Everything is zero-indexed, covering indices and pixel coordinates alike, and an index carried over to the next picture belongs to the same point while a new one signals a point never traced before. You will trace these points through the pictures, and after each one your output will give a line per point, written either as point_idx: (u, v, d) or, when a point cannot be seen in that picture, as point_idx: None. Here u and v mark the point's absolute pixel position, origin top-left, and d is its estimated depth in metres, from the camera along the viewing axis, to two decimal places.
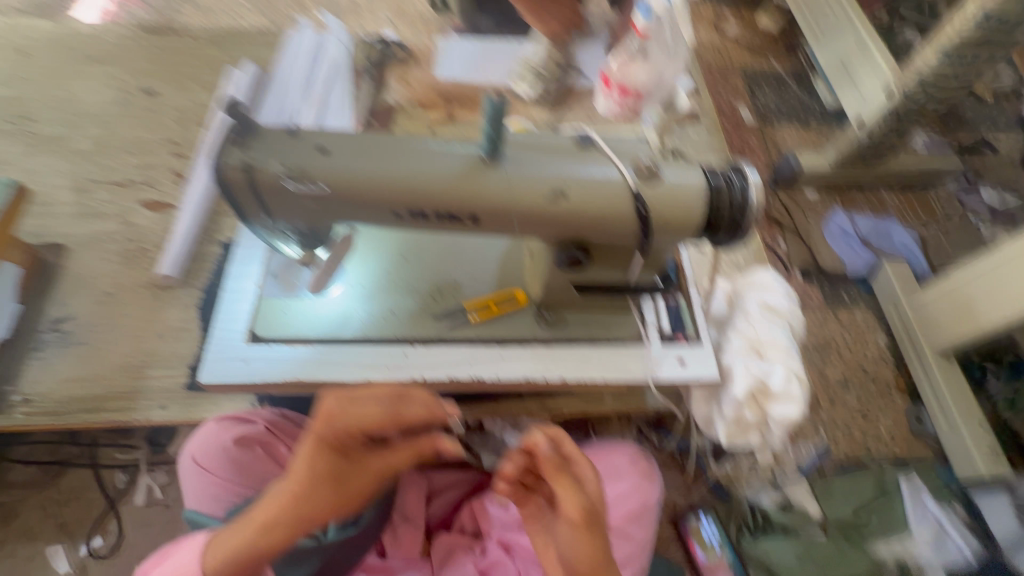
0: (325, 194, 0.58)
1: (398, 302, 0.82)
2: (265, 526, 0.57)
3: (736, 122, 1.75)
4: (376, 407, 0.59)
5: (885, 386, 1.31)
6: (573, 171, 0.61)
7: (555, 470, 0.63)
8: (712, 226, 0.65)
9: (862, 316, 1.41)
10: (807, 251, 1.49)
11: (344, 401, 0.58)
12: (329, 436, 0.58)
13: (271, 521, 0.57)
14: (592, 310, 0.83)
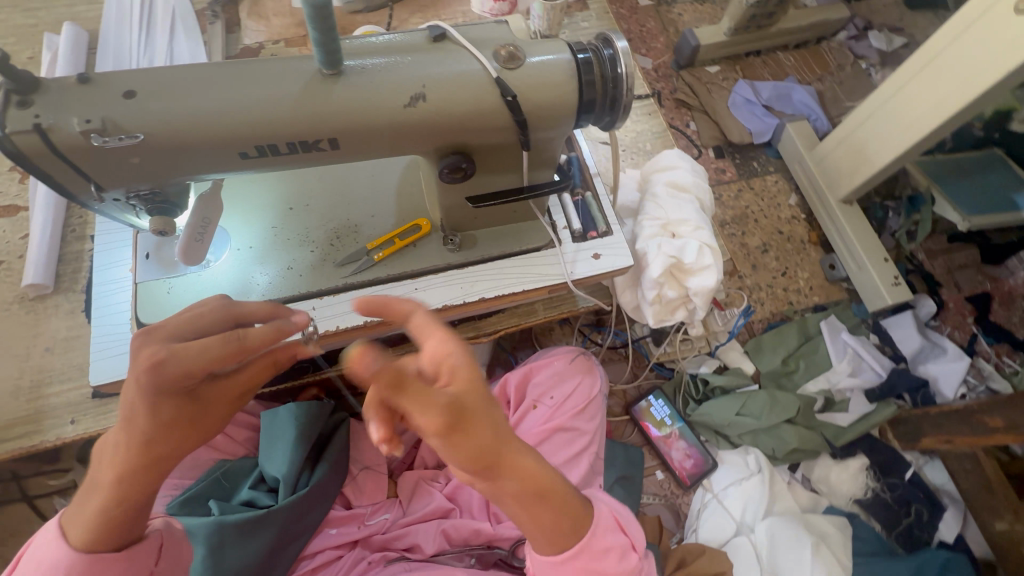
0: (147, 145, 0.51)
1: (294, 257, 0.77)
2: (121, 482, 0.49)
3: (632, 7, 1.68)
4: (214, 350, 0.50)
5: (800, 243, 1.39)
6: (428, 69, 0.55)
7: (382, 409, 0.41)
8: (589, 107, 0.61)
9: (773, 181, 1.46)
10: (715, 128, 1.50)
11: (168, 350, 0.48)
12: (160, 388, 0.48)
13: (127, 474, 0.49)
14: (499, 224, 0.80)
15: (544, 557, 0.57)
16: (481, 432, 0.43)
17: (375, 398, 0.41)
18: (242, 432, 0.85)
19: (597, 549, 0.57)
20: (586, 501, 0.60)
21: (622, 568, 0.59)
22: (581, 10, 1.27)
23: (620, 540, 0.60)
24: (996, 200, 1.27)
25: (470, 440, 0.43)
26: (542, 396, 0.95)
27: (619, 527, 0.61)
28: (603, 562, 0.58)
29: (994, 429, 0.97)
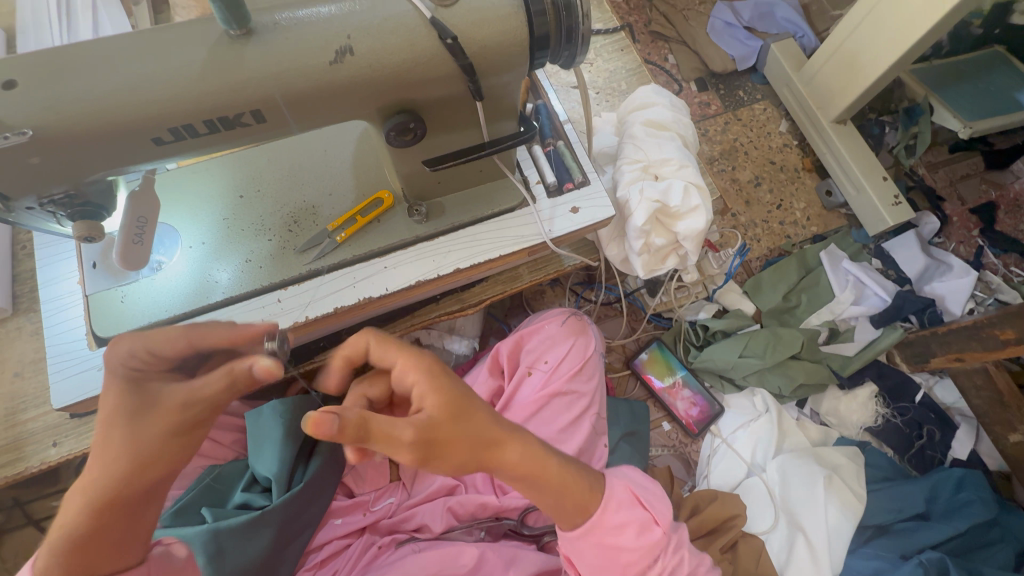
0: (45, 143, 0.45)
1: (252, 248, 0.72)
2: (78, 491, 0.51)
3: None
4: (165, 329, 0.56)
5: (794, 172, 1.32)
6: (353, 18, 0.48)
7: (363, 432, 0.45)
8: (544, 43, 0.55)
9: (761, 109, 1.38)
10: (696, 59, 1.40)
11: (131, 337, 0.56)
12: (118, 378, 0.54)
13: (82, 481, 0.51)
14: (467, 187, 0.74)
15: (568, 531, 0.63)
16: (463, 441, 0.50)
17: (360, 419, 0.44)
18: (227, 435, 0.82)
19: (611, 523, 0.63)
20: (598, 478, 0.65)
21: (640, 543, 0.64)
22: None
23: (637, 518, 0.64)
24: (1001, 104, 1.19)
25: (458, 450, 0.50)
26: (535, 362, 0.92)
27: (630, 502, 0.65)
28: (621, 536, 0.64)
29: (1007, 342, 0.93)
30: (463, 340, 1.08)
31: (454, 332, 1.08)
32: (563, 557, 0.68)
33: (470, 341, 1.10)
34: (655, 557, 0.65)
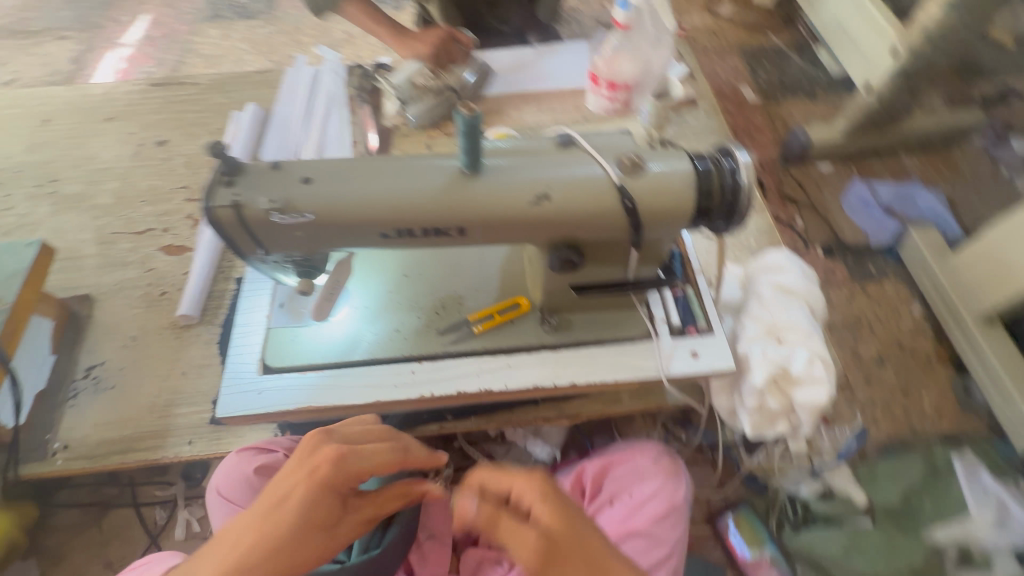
0: (315, 223, 0.59)
1: (402, 320, 0.83)
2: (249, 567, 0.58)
3: (739, 103, 1.72)
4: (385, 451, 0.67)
5: (925, 359, 1.24)
6: (554, 171, 0.60)
7: (493, 523, 0.62)
8: (705, 213, 0.62)
9: (892, 287, 1.35)
10: (826, 226, 1.43)
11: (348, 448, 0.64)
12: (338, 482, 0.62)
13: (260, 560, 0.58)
14: (598, 310, 0.81)
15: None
16: (575, 557, 0.59)
17: (490, 511, 0.63)
18: None
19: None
20: None
21: None
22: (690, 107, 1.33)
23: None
24: None
25: (575, 562, 0.59)
26: (618, 493, 0.91)
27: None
28: None
29: None
30: (546, 446, 1.11)
31: (538, 435, 1.10)
32: None
33: (552, 448, 1.11)
34: None
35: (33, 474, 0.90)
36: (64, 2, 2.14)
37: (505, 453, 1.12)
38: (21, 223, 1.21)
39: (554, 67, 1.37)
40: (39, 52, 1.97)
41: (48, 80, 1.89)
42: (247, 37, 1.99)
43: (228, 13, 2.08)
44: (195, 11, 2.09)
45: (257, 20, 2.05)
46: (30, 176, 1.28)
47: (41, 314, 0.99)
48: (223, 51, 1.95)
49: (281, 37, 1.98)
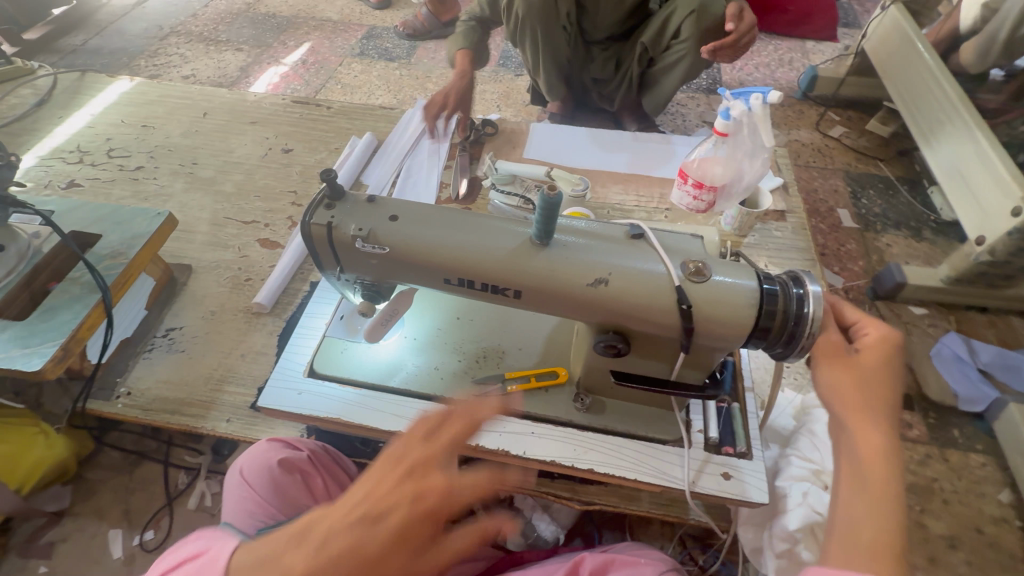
0: (388, 256, 0.65)
1: (443, 360, 0.86)
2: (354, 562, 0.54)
3: (833, 224, 1.67)
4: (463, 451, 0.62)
5: (1008, 558, 1.07)
6: (618, 260, 0.62)
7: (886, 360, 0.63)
8: (763, 334, 0.61)
9: (977, 463, 1.19)
10: (909, 374, 1.31)
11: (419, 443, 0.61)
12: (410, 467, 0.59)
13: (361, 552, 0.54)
14: (633, 401, 0.79)
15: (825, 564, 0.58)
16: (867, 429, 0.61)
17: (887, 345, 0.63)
18: (336, 492, 0.88)
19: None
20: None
21: None
22: (777, 220, 1.31)
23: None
24: None
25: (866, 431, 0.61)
26: None
27: None
28: None
29: None
30: (551, 523, 1.07)
31: (547, 510, 1.09)
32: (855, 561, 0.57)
33: (558, 527, 1.08)
34: None
35: (95, 410, 0.99)
36: (249, 22, 2.56)
37: (509, 519, 1.09)
38: (158, 192, 1.41)
39: (646, 156, 1.43)
40: (217, 57, 2.35)
41: (216, 80, 2.23)
42: (383, 76, 2.26)
43: (372, 54, 2.38)
44: (346, 47, 2.42)
45: (394, 63, 2.33)
46: (177, 156, 1.50)
47: (148, 274, 1.13)
48: (359, 82, 2.23)
49: (410, 80, 2.24)
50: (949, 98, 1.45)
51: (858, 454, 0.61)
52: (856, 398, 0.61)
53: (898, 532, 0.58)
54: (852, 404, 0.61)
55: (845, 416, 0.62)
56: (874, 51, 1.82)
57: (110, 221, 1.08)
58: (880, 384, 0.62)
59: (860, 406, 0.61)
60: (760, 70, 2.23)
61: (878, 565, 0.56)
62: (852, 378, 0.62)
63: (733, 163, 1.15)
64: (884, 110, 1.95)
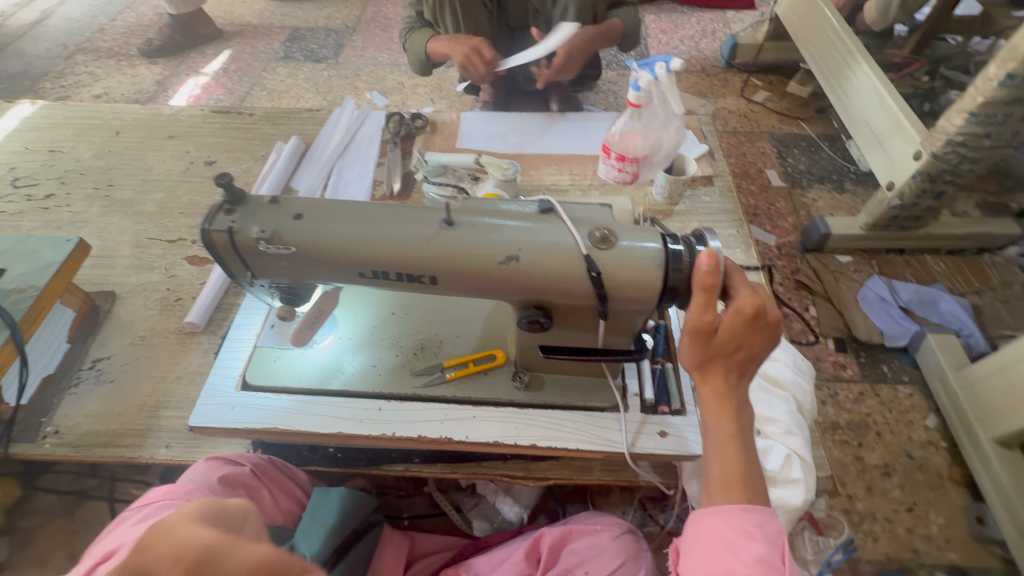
0: (295, 255, 0.64)
1: (381, 356, 0.85)
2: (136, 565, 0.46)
3: (763, 185, 1.74)
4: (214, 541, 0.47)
5: (936, 477, 1.16)
6: (528, 235, 0.62)
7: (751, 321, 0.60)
8: (673, 293, 0.63)
9: (906, 393, 1.28)
10: (839, 319, 1.39)
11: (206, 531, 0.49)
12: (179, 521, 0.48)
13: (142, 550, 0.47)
14: (570, 374, 0.81)
15: (705, 508, 0.61)
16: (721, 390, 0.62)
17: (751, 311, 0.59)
18: (286, 502, 0.88)
19: (754, 524, 0.57)
20: (744, 511, 0.58)
21: (762, 560, 0.55)
22: (704, 185, 1.36)
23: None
24: None
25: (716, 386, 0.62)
26: (575, 566, 0.86)
27: (771, 534, 0.57)
28: (748, 544, 0.56)
29: None
30: (514, 505, 1.09)
31: (509, 493, 1.09)
32: (721, 516, 0.58)
33: (521, 508, 1.09)
34: (754, 537, 0.56)
35: (19, 454, 0.94)
36: None
37: (473, 506, 1.11)
38: (72, 219, 1.33)
39: (574, 135, 1.44)
40: (130, 72, 2.23)
41: (131, 97, 2.12)
42: (310, 78, 2.20)
43: (297, 56, 2.31)
44: (269, 51, 2.33)
45: (321, 64, 2.27)
46: (91, 179, 1.42)
47: (65, 305, 1.07)
48: (285, 87, 2.16)
49: (339, 80, 2.18)
50: (853, 54, 1.53)
51: (736, 407, 0.62)
52: (748, 352, 0.61)
53: (751, 472, 0.60)
54: (742, 361, 0.62)
55: (697, 373, 0.64)
56: (786, 16, 1.90)
57: (14, 252, 1.02)
58: (740, 348, 0.61)
59: (747, 363, 0.62)
60: (684, 43, 2.29)
61: (730, 495, 0.59)
62: (758, 341, 0.61)
63: (652, 132, 1.20)
64: (801, 72, 2.04)
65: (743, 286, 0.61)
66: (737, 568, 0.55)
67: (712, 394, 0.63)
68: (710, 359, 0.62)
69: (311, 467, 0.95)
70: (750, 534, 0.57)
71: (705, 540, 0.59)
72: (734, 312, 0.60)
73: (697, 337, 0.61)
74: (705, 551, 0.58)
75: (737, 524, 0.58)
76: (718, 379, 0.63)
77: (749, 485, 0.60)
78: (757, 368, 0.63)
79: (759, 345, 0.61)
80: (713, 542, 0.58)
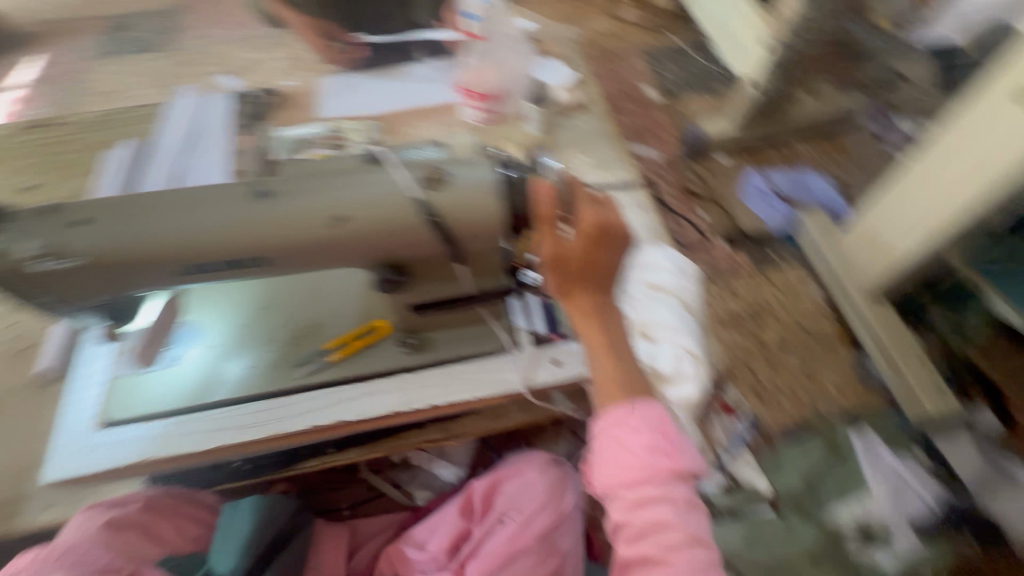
0: (92, 266, 0.56)
1: (255, 355, 0.79)
2: None
3: (642, 102, 1.74)
4: None
5: (826, 340, 1.26)
6: (354, 192, 0.58)
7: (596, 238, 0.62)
8: (521, 223, 0.62)
9: (793, 272, 1.37)
10: (727, 217, 1.45)
11: None
12: None
13: None
14: (455, 325, 0.78)
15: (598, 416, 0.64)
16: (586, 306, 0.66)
17: (594, 228, 0.61)
18: (192, 529, 0.85)
19: (640, 418, 0.61)
20: (624, 409, 0.62)
21: (646, 448, 0.60)
22: (578, 111, 1.34)
23: (685, 486, 0.59)
24: None
25: (581, 304, 0.66)
26: (508, 509, 0.88)
27: (653, 421, 0.62)
28: (632, 437, 0.60)
29: None
30: (452, 466, 1.09)
31: (444, 457, 1.08)
32: (606, 419, 0.62)
33: (457, 468, 1.09)
34: (637, 429, 0.61)
35: None
36: None
37: (411, 479, 1.09)
38: None
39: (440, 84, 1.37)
40: None
41: None
42: (143, 71, 1.92)
43: (122, 48, 2.00)
44: (86, 48, 2.01)
45: (153, 53, 1.98)
46: None
47: None
48: (115, 86, 1.88)
49: (177, 67, 1.92)
50: None
51: (603, 319, 0.66)
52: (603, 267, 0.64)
53: (626, 373, 0.65)
54: (600, 276, 0.65)
55: (561, 297, 0.66)
56: None
57: None
58: (592, 264, 0.63)
59: (604, 276, 0.65)
60: None
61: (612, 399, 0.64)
62: (608, 253, 0.64)
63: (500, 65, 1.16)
64: None
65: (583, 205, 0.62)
66: (630, 461, 0.59)
67: (580, 313, 0.66)
68: (570, 281, 0.65)
69: (216, 486, 0.91)
70: (637, 429, 0.61)
71: (602, 445, 0.62)
72: (580, 233, 0.61)
73: (553, 264, 0.63)
74: (604, 455, 0.61)
75: (625, 423, 0.61)
76: (581, 296, 0.66)
77: (629, 383, 0.65)
78: (613, 277, 0.66)
79: (609, 257, 0.64)
80: (606, 446, 0.61)
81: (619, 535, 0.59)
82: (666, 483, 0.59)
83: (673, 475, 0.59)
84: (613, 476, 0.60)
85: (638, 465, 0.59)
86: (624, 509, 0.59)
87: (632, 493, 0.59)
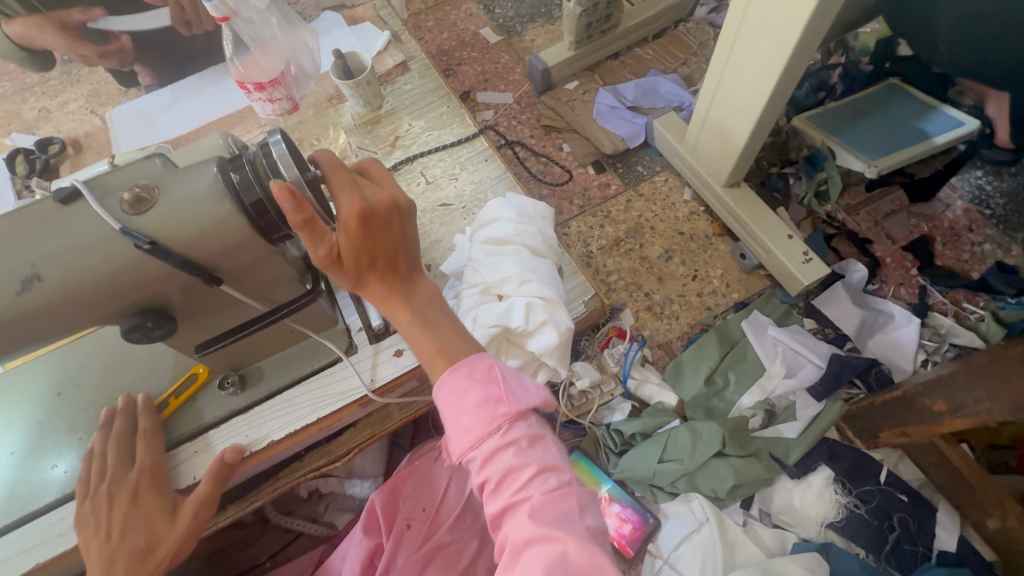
0: None
1: (62, 449, 0.69)
2: None
3: (483, 47, 1.63)
4: None
5: (705, 239, 1.27)
6: (45, 243, 0.48)
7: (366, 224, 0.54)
8: (271, 222, 0.53)
9: (662, 181, 1.36)
10: (588, 143, 1.41)
11: None
12: None
13: None
14: (280, 348, 0.71)
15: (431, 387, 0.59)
16: (387, 295, 0.58)
17: (359, 213, 0.53)
18: None
19: (465, 377, 0.57)
20: (451, 370, 0.57)
21: (480, 401, 0.55)
22: (401, 74, 1.23)
23: (527, 423, 0.56)
24: (904, 135, 1.18)
25: (380, 294, 0.58)
26: (413, 511, 0.88)
27: (482, 370, 0.57)
28: (465, 397, 0.56)
29: (943, 412, 0.80)
30: (365, 480, 1.02)
31: (354, 474, 1.01)
32: (438, 389, 0.57)
33: (372, 480, 1.03)
34: (468, 386, 0.56)
35: None
36: None
37: (326, 507, 1.02)
38: None
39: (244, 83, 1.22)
40: None
41: None
42: None
43: None
44: None
45: None
46: None
47: None
48: None
49: None
50: None
51: (409, 302, 0.59)
52: (388, 243, 0.56)
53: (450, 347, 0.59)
54: (390, 256, 0.57)
55: (356, 291, 0.58)
56: None
57: None
58: (374, 250, 0.55)
59: (395, 258, 0.58)
60: None
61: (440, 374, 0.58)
62: (390, 234, 0.56)
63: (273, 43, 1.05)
64: None
65: (342, 191, 0.54)
66: (467, 423, 0.55)
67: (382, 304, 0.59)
68: (357, 274, 0.56)
69: None
70: (465, 389, 0.56)
71: (442, 416, 0.57)
72: (346, 223, 0.53)
73: (329, 262, 0.54)
74: (444, 424, 0.57)
75: (452, 386, 0.56)
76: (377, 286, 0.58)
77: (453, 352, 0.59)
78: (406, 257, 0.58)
79: (392, 237, 0.56)
80: (444, 417, 0.57)
81: (484, 495, 0.55)
82: (507, 429, 0.55)
83: (511, 419, 0.55)
84: (459, 443, 0.55)
85: (476, 422, 0.55)
86: (476, 469, 0.55)
87: (480, 450, 0.54)
